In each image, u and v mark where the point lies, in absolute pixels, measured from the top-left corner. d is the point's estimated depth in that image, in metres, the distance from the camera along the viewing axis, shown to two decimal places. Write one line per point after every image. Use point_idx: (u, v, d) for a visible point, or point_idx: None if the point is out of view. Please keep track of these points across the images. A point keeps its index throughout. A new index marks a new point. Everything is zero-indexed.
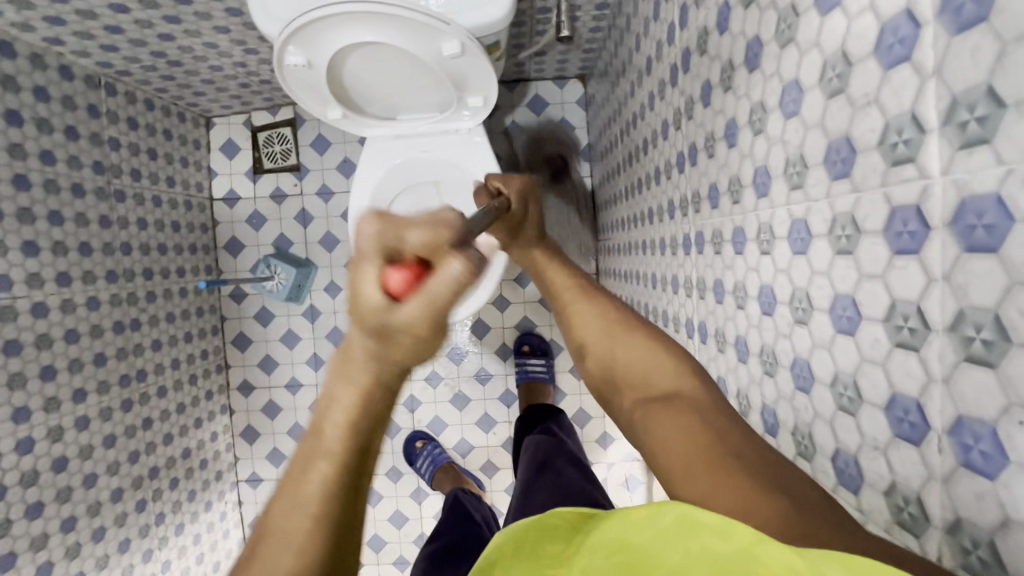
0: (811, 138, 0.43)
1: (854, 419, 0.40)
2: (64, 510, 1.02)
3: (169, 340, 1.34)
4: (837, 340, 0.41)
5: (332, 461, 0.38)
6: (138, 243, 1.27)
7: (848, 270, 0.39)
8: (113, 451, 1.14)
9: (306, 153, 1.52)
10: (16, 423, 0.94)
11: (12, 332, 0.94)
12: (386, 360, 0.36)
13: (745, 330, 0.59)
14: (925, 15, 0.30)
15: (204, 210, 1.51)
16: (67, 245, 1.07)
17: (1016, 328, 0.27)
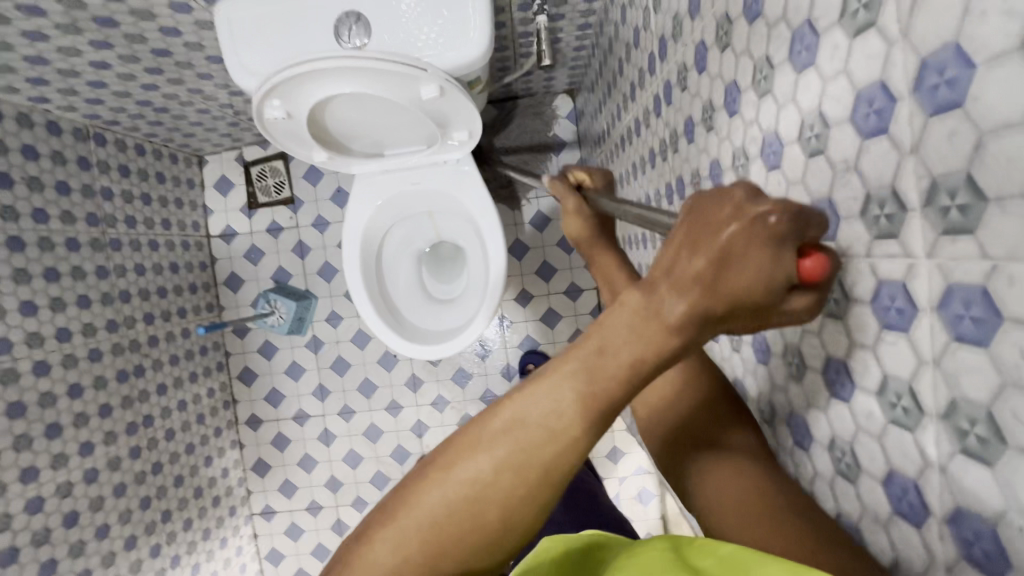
0: (794, 195, 0.42)
1: (854, 487, 0.39)
2: (78, 564, 1.02)
3: (174, 382, 1.35)
4: (833, 405, 0.40)
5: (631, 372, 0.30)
6: (137, 289, 1.27)
7: (839, 335, 0.38)
8: (124, 500, 1.15)
9: (300, 185, 1.52)
10: (24, 483, 0.94)
11: (14, 394, 0.95)
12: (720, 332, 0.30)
13: (741, 374, 0.57)
14: (899, 90, 0.29)
15: (201, 248, 1.52)
16: (66, 299, 1.08)
17: (1011, 431, 0.25)
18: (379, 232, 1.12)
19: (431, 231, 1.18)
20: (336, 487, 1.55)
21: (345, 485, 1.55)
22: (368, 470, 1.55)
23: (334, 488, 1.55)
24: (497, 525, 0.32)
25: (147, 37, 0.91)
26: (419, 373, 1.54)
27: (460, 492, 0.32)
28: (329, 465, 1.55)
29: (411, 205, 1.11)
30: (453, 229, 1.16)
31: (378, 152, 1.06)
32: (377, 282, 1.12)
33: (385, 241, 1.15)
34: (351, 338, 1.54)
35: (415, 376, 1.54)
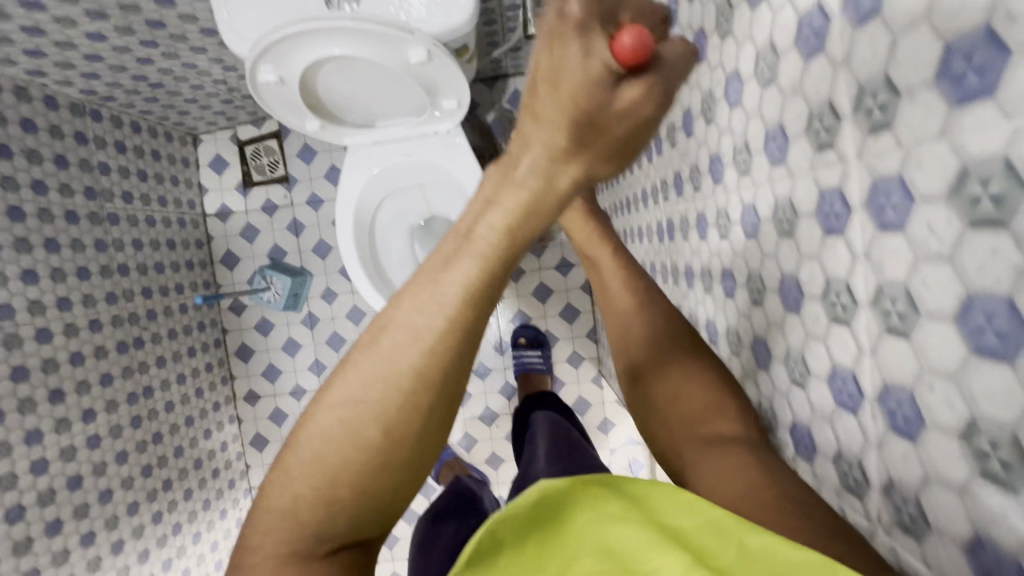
0: (752, 128, 0.45)
1: (807, 392, 0.42)
2: (82, 526, 1.06)
3: (173, 356, 1.38)
4: (788, 318, 0.43)
5: (486, 261, 0.35)
6: (135, 263, 1.30)
7: (791, 252, 0.41)
8: (126, 467, 1.18)
9: (293, 163, 1.55)
10: (29, 445, 0.97)
11: (18, 358, 0.98)
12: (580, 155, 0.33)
13: (713, 312, 0.61)
14: (832, 7, 0.32)
15: (197, 226, 1.55)
16: (66, 271, 1.11)
17: (923, 300, 0.29)
18: (372, 205, 1.14)
19: (422, 204, 1.21)
20: None
21: None
22: None
23: None
24: (380, 436, 0.35)
25: (141, 7, 0.94)
26: None
27: (343, 410, 0.35)
28: None
29: (404, 177, 1.14)
30: (443, 202, 1.19)
31: (370, 123, 1.08)
32: (371, 255, 1.15)
33: (377, 214, 1.17)
34: (347, 315, 1.57)
35: None
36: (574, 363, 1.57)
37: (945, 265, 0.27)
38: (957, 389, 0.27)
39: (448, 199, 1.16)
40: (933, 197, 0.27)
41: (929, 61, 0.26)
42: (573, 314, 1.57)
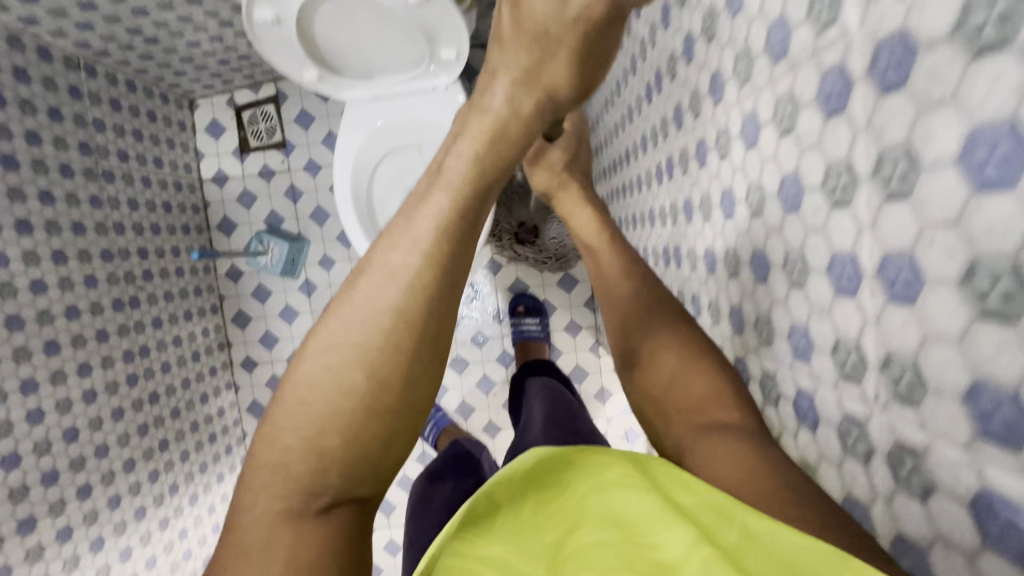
0: (803, 162, 0.48)
1: (839, 384, 0.49)
2: (78, 478, 1.05)
3: (170, 318, 1.35)
4: (811, 313, 0.51)
5: (451, 196, 0.41)
6: (131, 223, 1.25)
7: (822, 296, 0.49)
8: (122, 424, 1.16)
9: (291, 129, 1.49)
10: (24, 395, 0.96)
11: (12, 308, 0.95)
12: (551, 63, 0.41)
13: (733, 297, 0.69)
14: (859, 74, 0.39)
15: (194, 191, 1.49)
16: (61, 224, 1.06)
17: (929, 374, 0.38)
18: (369, 165, 1.14)
19: None
20: None
21: None
22: None
23: None
24: (365, 378, 0.38)
25: None
26: None
27: (331, 352, 0.39)
28: None
29: (404, 137, 1.13)
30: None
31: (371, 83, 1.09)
32: (370, 216, 1.14)
33: (377, 173, 1.15)
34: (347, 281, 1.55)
35: None
36: (572, 333, 1.62)
37: (947, 349, 0.35)
38: (961, 456, 0.36)
39: None
40: (945, 279, 0.35)
41: (951, 168, 0.32)
42: (571, 284, 1.62)
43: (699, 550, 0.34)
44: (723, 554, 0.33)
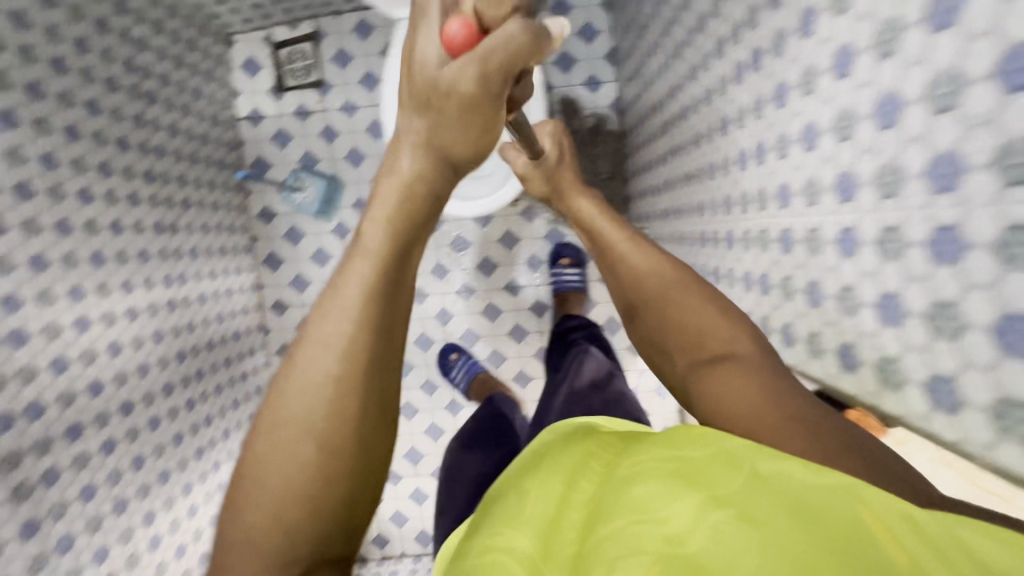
0: (901, 88, 0.47)
1: (955, 273, 0.46)
2: (121, 393, 1.05)
3: (206, 250, 1.37)
4: (906, 194, 0.50)
5: (372, 261, 0.42)
6: (171, 149, 1.27)
7: (929, 216, 0.47)
8: (162, 346, 1.17)
9: (328, 68, 1.50)
10: (73, 301, 0.97)
11: (60, 213, 0.96)
12: (440, 130, 0.47)
13: (811, 220, 0.66)
14: None
15: (230, 127, 1.51)
16: (107, 137, 1.09)
17: None
18: None
19: None
20: None
21: None
22: None
23: None
24: (318, 444, 0.39)
25: None
26: (445, 261, 1.55)
27: (279, 428, 0.39)
28: None
29: None
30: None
31: None
32: None
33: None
34: None
35: (440, 264, 1.55)
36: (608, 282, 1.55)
37: None
38: None
39: None
40: None
41: None
42: None
43: (710, 514, 0.36)
44: (735, 508, 0.35)
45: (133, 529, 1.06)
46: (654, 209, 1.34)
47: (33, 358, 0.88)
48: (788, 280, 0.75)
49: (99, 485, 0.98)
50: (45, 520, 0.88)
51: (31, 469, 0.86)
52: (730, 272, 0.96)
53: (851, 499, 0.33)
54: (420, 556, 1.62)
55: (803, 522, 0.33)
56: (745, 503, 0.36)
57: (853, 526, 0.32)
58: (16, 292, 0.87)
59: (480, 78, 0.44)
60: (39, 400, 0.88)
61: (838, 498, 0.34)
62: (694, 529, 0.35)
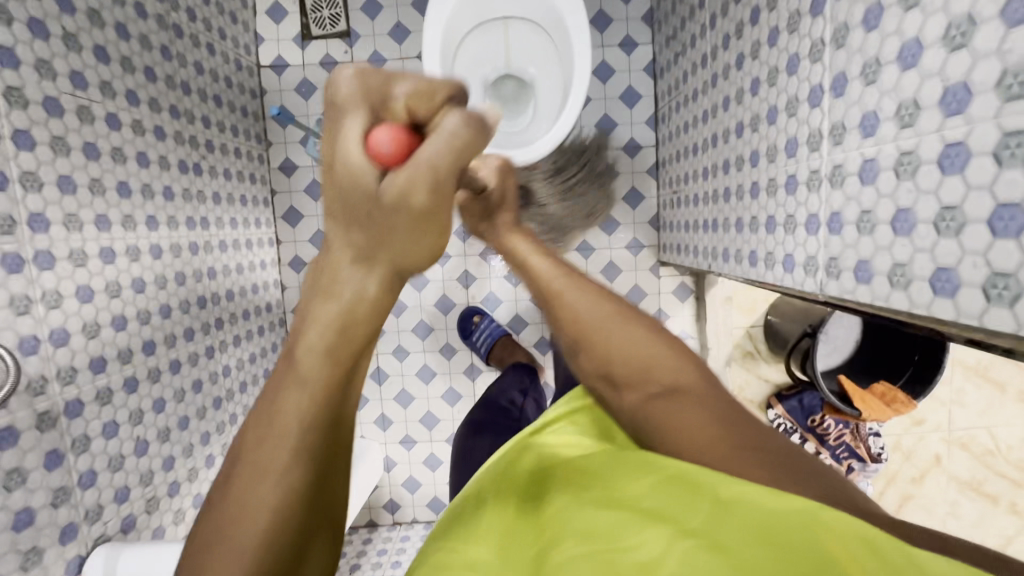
0: (981, 67, 0.47)
1: (1014, 242, 0.46)
2: (144, 331, 1.01)
3: (227, 198, 1.33)
4: (975, 161, 0.49)
5: (308, 394, 0.41)
6: (196, 87, 1.22)
7: (1014, 182, 0.45)
8: (184, 290, 1.14)
9: (356, 18, 1.46)
10: (99, 230, 0.92)
11: (91, 136, 0.91)
12: (382, 251, 0.39)
13: (852, 195, 0.66)
14: None
15: (252, 74, 1.47)
16: (134, 64, 1.02)
17: None
18: (457, 36, 1.19)
19: (503, 57, 1.26)
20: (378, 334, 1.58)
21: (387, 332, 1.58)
22: (411, 318, 1.58)
23: None
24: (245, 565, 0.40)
25: None
26: None
27: (209, 542, 0.41)
28: None
29: (492, 13, 1.21)
30: (526, 51, 1.26)
31: None
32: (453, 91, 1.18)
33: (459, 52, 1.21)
34: None
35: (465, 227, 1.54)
36: (633, 251, 1.56)
37: None
38: None
39: (533, 44, 1.25)
40: None
41: None
42: (637, 200, 1.55)
43: (681, 542, 0.38)
44: (703, 535, 0.39)
45: (154, 473, 1.01)
46: (680, 180, 1.33)
47: (59, 283, 0.84)
48: (815, 253, 0.75)
49: (122, 423, 0.93)
50: (69, 453, 0.83)
51: (57, 396, 0.81)
52: (757, 248, 0.94)
53: (806, 521, 0.38)
54: (432, 522, 1.66)
55: (763, 541, 0.36)
56: (712, 530, 0.39)
57: (813, 544, 0.35)
58: (43, 211, 0.81)
59: (420, 200, 0.36)
60: (64, 328, 0.84)
61: (802, 523, 0.38)
62: (665, 551, 0.38)
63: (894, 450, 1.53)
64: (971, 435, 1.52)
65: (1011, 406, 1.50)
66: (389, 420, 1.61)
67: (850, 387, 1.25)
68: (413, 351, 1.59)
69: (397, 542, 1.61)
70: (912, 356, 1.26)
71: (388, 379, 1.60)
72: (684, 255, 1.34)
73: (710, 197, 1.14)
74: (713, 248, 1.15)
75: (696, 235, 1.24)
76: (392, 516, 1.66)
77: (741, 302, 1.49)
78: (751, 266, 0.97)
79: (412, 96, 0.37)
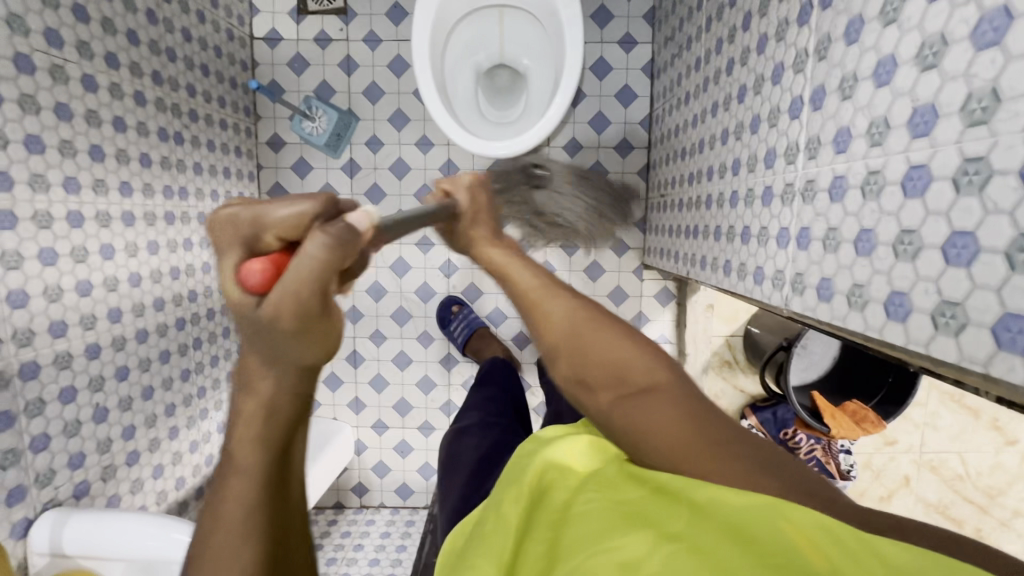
0: (950, 88, 0.46)
1: (965, 271, 0.45)
2: (110, 298, 1.00)
3: (209, 169, 1.31)
4: (935, 186, 0.48)
5: (260, 464, 0.43)
6: (182, 54, 1.20)
7: (970, 211, 0.45)
8: (156, 259, 1.13)
9: None
10: (67, 192, 0.90)
11: (63, 95, 0.89)
12: (283, 354, 0.40)
13: (821, 211, 0.65)
14: None
15: (244, 46, 1.45)
16: (116, 26, 1.00)
17: None
18: (451, 23, 1.18)
19: (496, 46, 1.26)
20: (356, 317, 1.57)
21: (365, 316, 1.57)
22: (391, 304, 1.57)
23: (353, 318, 1.57)
24: None
25: None
26: None
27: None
28: (352, 294, 1.56)
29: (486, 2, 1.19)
30: (521, 41, 1.25)
31: None
32: (443, 81, 1.17)
33: (453, 33, 1.20)
34: (390, 167, 1.49)
35: None
36: (618, 252, 1.55)
37: None
38: None
39: (526, 33, 1.23)
40: None
41: None
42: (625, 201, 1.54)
43: (665, 547, 0.36)
44: (689, 539, 0.36)
45: (112, 441, 1.00)
46: (668, 185, 1.32)
47: (20, 244, 0.82)
48: (783, 267, 0.74)
49: (81, 390, 0.93)
50: (21, 416, 0.82)
51: (11, 358, 0.81)
52: (732, 259, 0.93)
53: (773, 515, 0.37)
54: (398, 508, 1.66)
55: (740, 542, 0.35)
56: (693, 535, 0.37)
57: (782, 540, 0.34)
58: (7, 169, 0.80)
59: (297, 315, 0.37)
60: (23, 291, 0.83)
61: (766, 515, 0.37)
62: (648, 556, 0.35)
63: (864, 468, 1.54)
64: (942, 459, 1.52)
65: (983, 432, 1.50)
66: (363, 404, 1.61)
67: (820, 402, 1.25)
68: (391, 337, 1.58)
69: (362, 525, 1.61)
70: (885, 378, 1.26)
71: (363, 363, 1.59)
72: (666, 259, 1.33)
73: (693, 203, 1.13)
74: (693, 254, 1.14)
75: (678, 241, 1.23)
76: (360, 499, 1.66)
77: (723, 311, 1.45)
78: (725, 275, 0.96)
79: (282, 228, 0.39)
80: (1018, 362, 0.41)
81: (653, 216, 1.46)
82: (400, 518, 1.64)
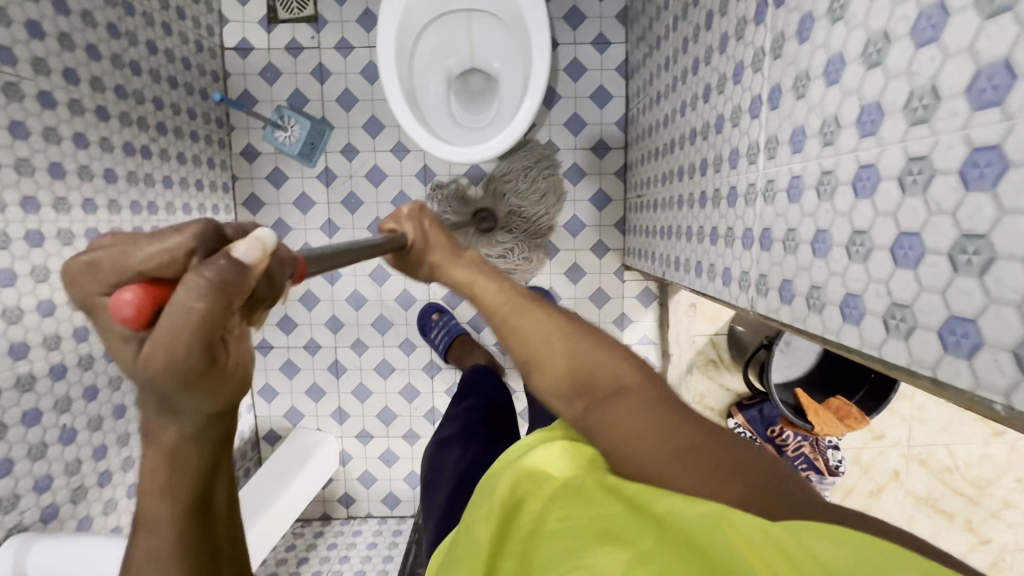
0: (893, 87, 0.45)
1: (913, 273, 0.44)
2: (76, 317, 0.98)
3: (180, 182, 1.30)
4: (882, 186, 0.47)
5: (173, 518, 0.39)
6: (147, 66, 1.19)
7: (916, 210, 0.44)
8: None
9: (324, 3, 1.42)
10: (25, 212, 0.89)
11: (18, 113, 0.88)
12: (186, 404, 0.35)
13: (781, 211, 0.64)
14: None
15: (214, 56, 1.43)
16: (75, 41, 0.99)
17: None
18: (416, 29, 1.16)
19: (466, 50, 1.25)
20: (337, 327, 1.56)
21: (346, 325, 1.56)
22: (371, 312, 1.55)
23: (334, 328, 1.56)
24: None
25: None
26: None
27: None
28: (332, 303, 1.55)
29: (451, 7, 1.17)
30: (491, 44, 1.24)
31: None
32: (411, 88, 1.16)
33: (420, 40, 1.19)
34: (366, 174, 1.48)
35: None
36: (598, 253, 1.54)
37: None
38: None
39: (495, 36, 1.22)
40: None
41: None
42: (603, 202, 1.52)
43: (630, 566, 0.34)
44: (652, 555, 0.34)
45: (82, 462, 0.99)
46: (643, 185, 1.31)
47: None
48: (749, 268, 0.73)
49: (46, 411, 0.91)
50: None
51: None
52: (703, 260, 0.92)
53: (721, 523, 0.34)
54: (386, 518, 1.65)
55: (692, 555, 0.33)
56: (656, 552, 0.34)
57: (726, 549, 0.32)
58: None
59: (181, 365, 0.32)
60: None
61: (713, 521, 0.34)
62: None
63: (852, 463, 1.53)
64: (930, 452, 1.51)
65: (971, 424, 1.48)
66: (346, 414, 1.59)
67: (803, 400, 1.23)
68: (372, 346, 1.57)
69: (349, 537, 1.60)
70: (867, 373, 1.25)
71: (345, 372, 1.58)
72: (644, 260, 1.32)
73: (667, 203, 1.12)
74: (669, 255, 1.12)
75: (655, 242, 1.22)
76: (346, 510, 1.64)
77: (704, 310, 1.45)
78: (697, 277, 0.95)
79: (151, 256, 0.33)
80: (964, 368, 0.40)
81: (631, 216, 1.46)
82: (387, 528, 1.62)
